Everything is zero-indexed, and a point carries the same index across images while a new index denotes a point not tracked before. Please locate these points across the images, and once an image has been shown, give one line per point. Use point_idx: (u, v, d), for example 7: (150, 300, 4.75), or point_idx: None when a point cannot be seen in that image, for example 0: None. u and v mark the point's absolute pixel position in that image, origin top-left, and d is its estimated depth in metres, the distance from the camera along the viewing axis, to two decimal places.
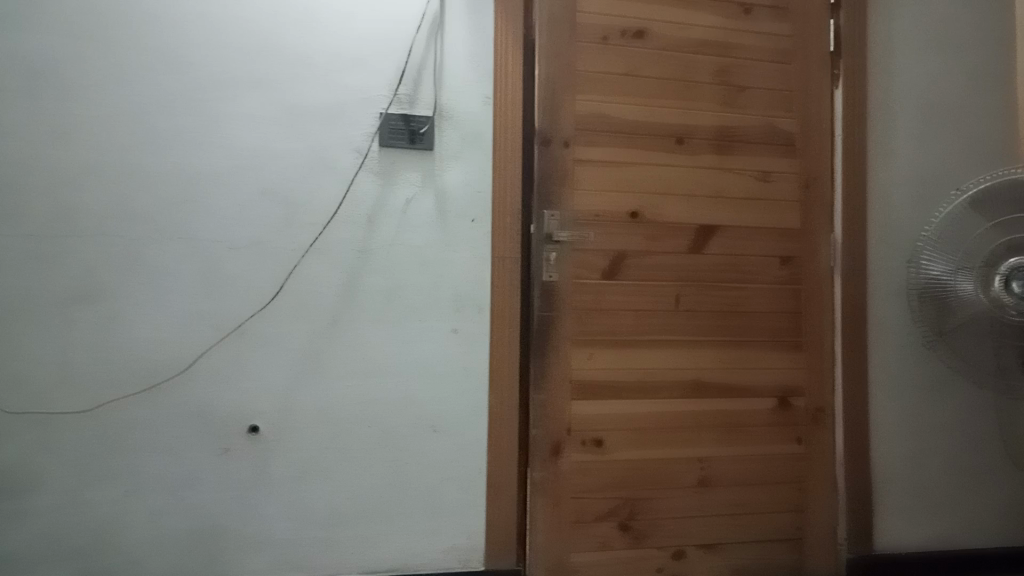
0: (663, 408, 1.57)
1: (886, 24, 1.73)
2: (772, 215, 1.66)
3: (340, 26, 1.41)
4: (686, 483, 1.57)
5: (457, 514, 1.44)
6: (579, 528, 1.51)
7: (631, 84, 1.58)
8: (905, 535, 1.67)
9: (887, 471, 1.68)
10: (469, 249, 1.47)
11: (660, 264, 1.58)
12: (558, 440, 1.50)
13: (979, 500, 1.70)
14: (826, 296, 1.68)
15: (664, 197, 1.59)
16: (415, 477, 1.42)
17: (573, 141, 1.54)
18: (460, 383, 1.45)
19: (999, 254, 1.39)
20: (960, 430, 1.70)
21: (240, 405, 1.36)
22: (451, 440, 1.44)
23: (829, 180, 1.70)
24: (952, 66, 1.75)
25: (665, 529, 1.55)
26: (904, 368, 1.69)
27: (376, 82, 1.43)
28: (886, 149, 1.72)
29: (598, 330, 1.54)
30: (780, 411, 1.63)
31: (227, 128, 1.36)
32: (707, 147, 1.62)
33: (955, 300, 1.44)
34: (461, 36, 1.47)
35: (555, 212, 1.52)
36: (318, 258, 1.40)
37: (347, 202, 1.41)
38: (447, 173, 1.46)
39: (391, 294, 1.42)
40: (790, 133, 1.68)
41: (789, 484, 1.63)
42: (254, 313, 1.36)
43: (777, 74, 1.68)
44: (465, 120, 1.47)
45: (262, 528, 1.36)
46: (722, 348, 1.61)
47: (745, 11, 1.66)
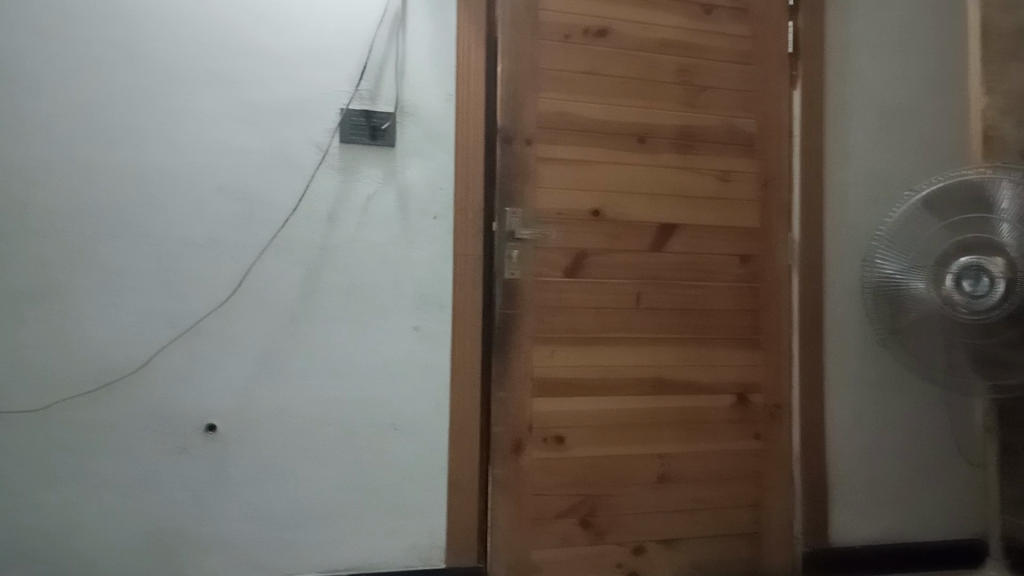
0: (624, 405, 1.58)
1: (842, 27, 1.76)
2: (731, 215, 1.68)
3: (301, 21, 1.40)
4: (646, 479, 1.58)
5: (419, 512, 1.44)
6: (540, 524, 1.51)
7: (593, 83, 1.58)
8: (860, 529, 1.70)
9: (841, 466, 1.70)
10: (431, 247, 1.46)
11: (621, 263, 1.59)
12: (520, 437, 1.51)
13: (930, 494, 1.73)
14: (784, 294, 1.71)
15: (626, 196, 1.60)
16: (377, 475, 1.42)
17: (536, 139, 1.54)
18: (421, 381, 1.45)
19: (949, 254, 1.42)
20: (913, 427, 1.74)
21: (198, 403, 1.34)
22: (413, 438, 1.44)
23: (787, 180, 1.72)
24: (906, 70, 1.79)
25: (625, 525, 1.56)
26: (858, 365, 1.73)
27: (337, 78, 1.42)
28: (842, 150, 1.75)
29: (560, 328, 1.55)
30: (738, 408, 1.65)
31: (185, 122, 1.34)
32: (668, 146, 1.64)
33: (907, 299, 1.48)
34: (422, 33, 1.47)
35: (518, 210, 1.52)
36: (278, 254, 1.38)
37: (307, 199, 1.40)
38: (409, 170, 1.46)
39: (351, 291, 1.42)
40: (749, 133, 1.70)
41: (747, 480, 1.66)
42: (211, 310, 1.35)
43: (737, 75, 1.69)
44: (427, 117, 1.47)
45: (221, 528, 1.34)
46: (683, 346, 1.63)
47: (706, 12, 1.67)
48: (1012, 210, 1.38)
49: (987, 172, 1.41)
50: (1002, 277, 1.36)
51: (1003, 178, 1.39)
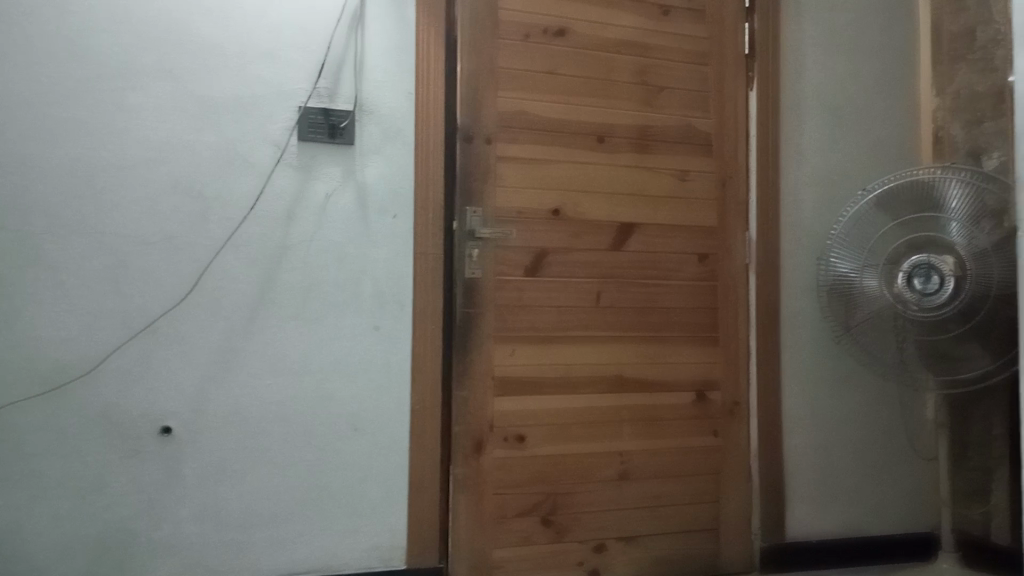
0: (584, 402, 1.59)
1: (797, 29, 1.78)
2: (689, 214, 1.69)
3: (255, 18, 1.38)
4: (606, 477, 1.59)
5: (380, 512, 1.43)
6: (501, 523, 1.51)
7: (553, 83, 1.59)
8: (817, 524, 1.73)
9: (798, 461, 1.73)
10: (390, 246, 1.46)
11: (580, 261, 1.60)
12: (480, 436, 1.51)
13: (883, 488, 1.77)
14: (741, 292, 1.73)
15: (586, 195, 1.61)
16: (337, 475, 1.41)
17: (495, 138, 1.54)
18: (380, 380, 1.44)
19: (900, 252, 1.45)
20: (867, 423, 1.77)
21: (153, 405, 1.32)
22: (373, 438, 1.43)
23: (744, 180, 1.75)
24: (858, 72, 1.82)
25: (585, 522, 1.57)
26: (814, 362, 1.75)
27: (294, 75, 1.41)
28: (798, 150, 1.77)
29: (520, 326, 1.55)
30: (696, 405, 1.67)
31: (138, 120, 1.32)
32: (627, 146, 1.65)
33: (860, 296, 1.50)
34: (381, 30, 1.46)
35: (478, 209, 1.52)
36: (236, 253, 1.37)
37: (264, 197, 1.38)
38: (368, 168, 1.45)
39: (309, 290, 1.40)
40: (706, 133, 1.72)
41: (705, 476, 1.67)
42: (167, 310, 1.33)
43: (695, 75, 1.71)
44: (386, 115, 1.46)
45: (177, 531, 1.32)
46: (642, 344, 1.64)
47: (664, 13, 1.69)
48: (961, 209, 1.41)
49: (937, 171, 1.43)
50: (952, 275, 1.39)
51: (953, 177, 1.41)
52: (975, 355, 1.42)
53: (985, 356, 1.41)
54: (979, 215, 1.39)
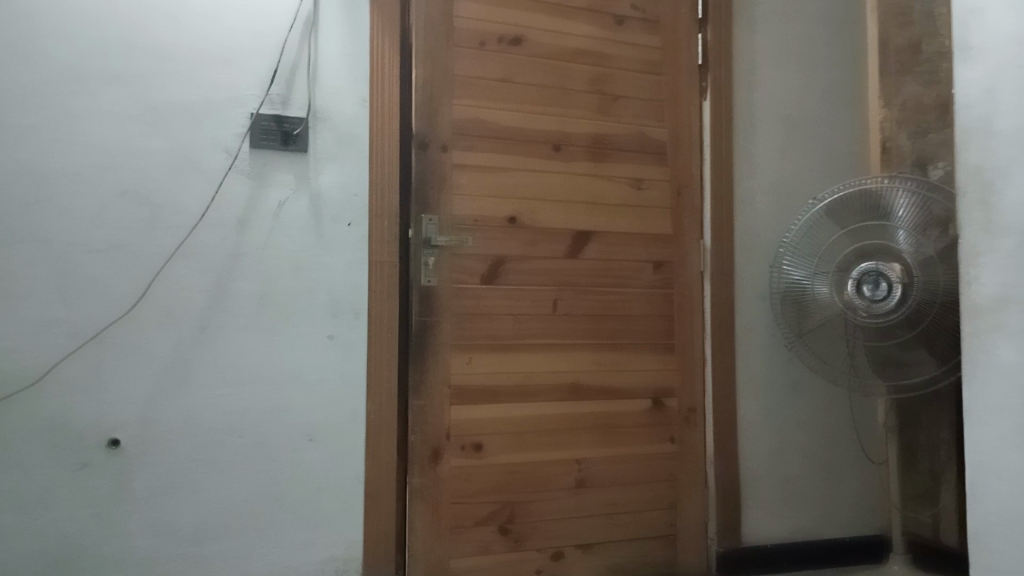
0: (542, 410, 1.59)
1: (750, 39, 1.81)
2: (645, 222, 1.71)
3: (208, 23, 1.37)
4: (564, 484, 1.59)
5: (335, 523, 1.41)
6: (459, 533, 1.50)
7: (508, 91, 1.59)
8: (772, 528, 1.74)
9: (753, 467, 1.75)
10: (345, 254, 1.44)
11: (537, 270, 1.60)
12: (437, 445, 1.50)
13: (835, 493, 1.79)
14: (697, 299, 1.75)
15: (542, 203, 1.61)
16: (291, 486, 1.39)
17: (451, 145, 1.54)
18: (336, 391, 1.42)
19: (849, 261, 1.48)
20: (820, 428, 1.80)
21: (100, 417, 1.28)
22: (328, 447, 1.41)
23: (698, 188, 1.77)
24: (809, 82, 1.85)
25: (543, 530, 1.57)
26: (769, 368, 1.77)
27: (246, 82, 1.39)
28: (750, 159, 1.80)
29: (477, 334, 1.55)
30: (653, 412, 1.68)
31: (85, 125, 1.29)
32: (582, 154, 1.66)
33: (812, 303, 1.53)
34: (335, 37, 1.45)
35: (434, 217, 1.52)
36: (186, 261, 1.34)
37: (215, 204, 1.36)
38: (322, 175, 1.43)
39: (262, 299, 1.38)
40: (661, 141, 1.73)
41: (662, 482, 1.69)
42: (115, 319, 1.29)
43: (649, 84, 1.73)
44: (341, 122, 1.45)
45: (127, 545, 1.29)
46: (600, 351, 1.65)
47: (619, 22, 1.71)
48: (908, 218, 1.44)
49: (884, 181, 1.46)
50: (900, 282, 1.42)
51: (898, 187, 1.45)
52: (922, 361, 1.44)
53: (931, 362, 1.43)
54: (925, 224, 1.42)
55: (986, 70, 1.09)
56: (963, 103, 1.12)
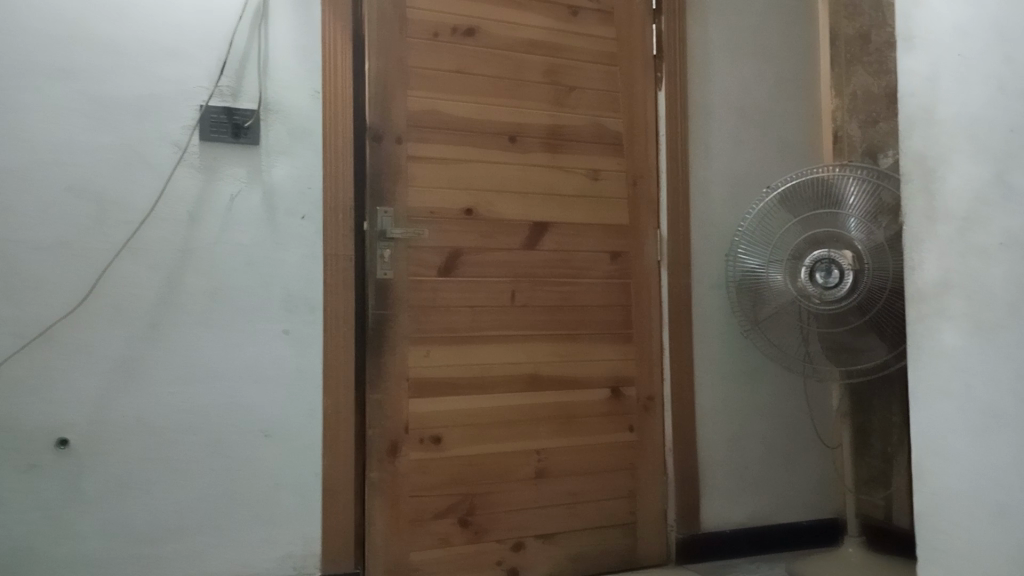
0: (501, 402, 1.59)
1: (703, 30, 1.82)
2: (602, 213, 1.71)
3: (154, 14, 1.34)
4: (523, 475, 1.60)
5: (293, 519, 1.40)
6: (419, 526, 1.50)
7: (463, 82, 1.59)
8: (730, 514, 1.77)
9: (710, 454, 1.76)
10: (300, 248, 1.43)
11: (494, 262, 1.60)
12: (396, 439, 1.49)
13: (791, 478, 1.82)
14: (654, 289, 1.76)
15: (499, 195, 1.61)
16: (248, 484, 1.37)
17: (406, 137, 1.53)
18: (292, 386, 1.41)
19: (802, 248, 1.50)
20: (775, 414, 1.82)
21: (48, 417, 1.25)
22: (285, 444, 1.40)
23: (654, 179, 1.78)
24: (762, 73, 1.87)
25: (504, 522, 1.57)
26: (725, 356, 1.79)
27: (195, 73, 1.36)
28: (705, 149, 1.81)
29: (435, 327, 1.54)
30: (612, 401, 1.69)
31: (27, 118, 1.25)
32: (538, 146, 1.66)
33: (767, 290, 1.56)
34: (285, 28, 1.43)
35: (389, 209, 1.51)
36: (136, 257, 1.31)
37: (165, 198, 1.34)
38: (274, 168, 1.41)
39: (215, 295, 1.36)
40: (616, 132, 1.74)
41: (621, 471, 1.70)
42: (62, 316, 1.26)
43: (604, 75, 1.73)
44: (293, 115, 1.43)
45: (79, 546, 1.26)
46: (557, 342, 1.65)
47: (573, 13, 1.71)
48: (859, 205, 1.46)
49: (836, 169, 1.48)
50: (851, 268, 1.44)
51: (850, 175, 1.47)
52: (873, 347, 1.48)
53: (882, 346, 1.47)
54: (875, 211, 1.45)
55: (928, 59, 1.11)
56: (905, 91, 1.14)
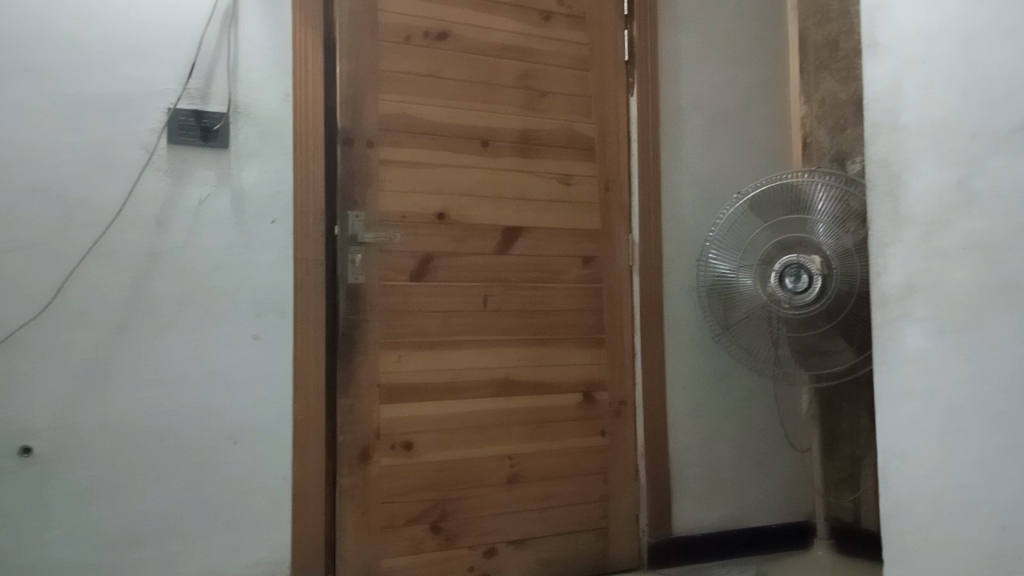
0: (473, 407, 1.58)
1: (674, 36, 1.84)
2: (574, 218, 1.72)
3: (121, 14, 1.32)
4: (495, 480, 1.59)
5: (262, 526, 1.38)
6: (390, 532, 1.49)
7: (435, 86, 1.58)
8: (701, 518, 1.77)
9: (681, 458, 1.77)
10: (270, 252, 1.41)
11: (466, 266, 1.60)
12: (367, 445, 1.48)
13: (762, 481, 1.83)
14: (626, 294, 1.76)
15: (471, 199, 1.61)
16: (216, 490, 1.35)
17: (377, 141, 1.52)
18: (261, 391, 1.39)
19: (771, 253, 1.52)
20: (746, 418, 1.83)
21: (12, 424, 1.22)
22: (254, 449, 1.38)
23: (626, 183, 1.78)
24: (733, 79, 1.89)
25: (476, 527, 1.57)
26: (696, 360, 1.80)
27: (164, 75, 1.34)
28: (677, 154, 1.82)
29: (406, 332, 1.54)
30: (584, 405, 1.70)
31: None
32: (510, 150, 1.66)
33: (738, 295, 1.57)
34: (256, 30, 1.42)
35: (361, 213, 1.50)
36: (102, 261, 1.29)
37: (132, 202, 1.32)
38: (244, 171, 1.40)
39: (184, 299, 1.34)
40: (588, 137, 1.75)
41: (593, 475, 1.70)
42: (27, 321, 1.24)
43: (576, 80, 1.74)
44: (263, 117, 1.42)
45: (42, 555, 1.24)
46: (529, 346, 1.65)
47: (545, 18, 1.71)
48: (827, 210, 1.48)
49: (805, 175, 1.51)
50: (820, 273, 1.45)
51: (818, 181, 1.49)
52: (841, 350, 1.49)
53: (850, 350, 1.48)
54: (843, 217, 1.46)
55: (892, 65, 1.12)
56: (870, 98, 1.16)
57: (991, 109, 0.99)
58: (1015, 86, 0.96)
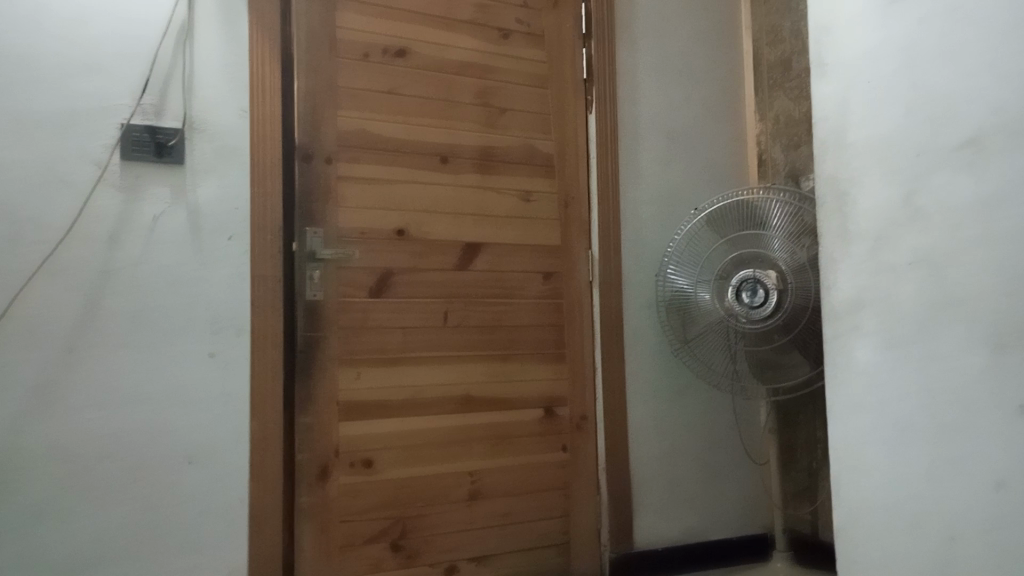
0: (434, 423, 1.58)
1: (631, 54, 1.86)
2: (534, 234, 1.73)
3: (73, 29, 1.30)
4: (456, 497, 1.59)
5: (217, 548, 1.35)
6: (350, 551, 1.48)
7: (394, 102, 1.58)
8: (662, 532, 1.78)
9: (642, 472, 1.78)
10: (226, 268, 1.40)
11: (426, 282, 1.59)
12: (326, 463, 1.47)
13: (722, 495, 1.85)
14: (587, 309, 1.77)
15: (431, 215, 1.61)
16: (170, 512, 1.32)
17: (336, 157, 1.52)
18: (217, 411, 1.37)
19: (728, 269, 1.54)
20: (706, 432, 1.85)
21: None
22: (209, 469, 1.36)
23: (585, 200, 1.80)
24: (689, 97, 1.92)
25: (437, 545, 1.56)
26: (656, 374, 1.82)
27: (117, 90, 1.33)
28: (635, 171, 1.84)
29: (366, 348, 1.53)
30: (545, 420, 1.70)
31: None
32: (470, 166, 1.66)
33: (696, 310, 1.59)
34: (212, 45, 1.41)
35: (319, 230, 1.49)
36: (53, 278, 1.27)
37: (84, 218, 1.29)
38: (200, 188, 1.38)
39: (137, 317, 1.32)
40: (548, 154, 1.76)
41: (554, 490, 1.70)
42: None
43: (534, 97, 1.75)
44: (219, 133, 1.40)
45: None
46: (489, 362, 1.65)
47: (504, 36, 1.72)
48: (782, 226, 1.51)
49: (760, 192, 1.53)
50: (775, 288, 1.47)
51: (773, 198, 1.52)
52: (797, 364, 1.53)
53: (805, 364, 1.52)
54: (798, 232, 1.49)
55: (840, 85, 1.15)
56: (819, 118, 1.19)
57: (933, 129, 1.01)
58: (954, 106, 0.98)
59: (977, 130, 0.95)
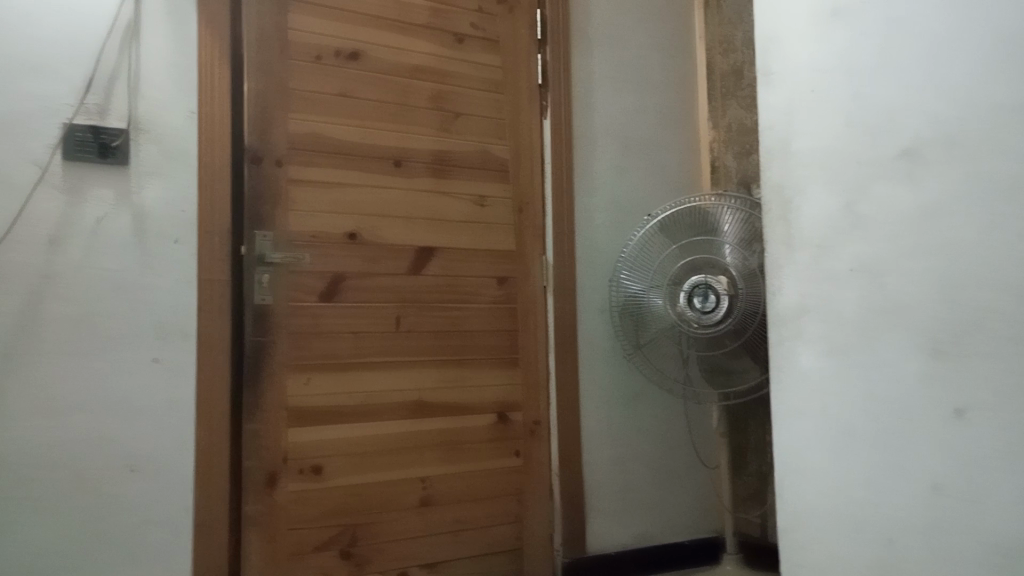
0: (385, 429, 1.56)
1: (585, 62, 1.87)
2: (488, 239, 1.72)
3: (14, 25, 1.26)
4: (408, 503, 1.57)
5: (161, 557, 1.32)
6: (299, 559, 1.45)
7: (347, 105, 1.57)
8: (613, 537, 1.78)
9: (594, 477, 1.79)
10: (173, 272, 1.37)
11: (379, 286, 1.58)
12: (274, 469, 1.44)
13: (673, 499, 1.87)
14: (540, 314, 1.77)
15: (384, 220, 1.60)
16: (112, 521, 1.29)
17: (286, 160, 1.50)
18: (163, 417, 1.34)
19: (680, 273, 1.55)
20: (657, 436, 1.86)
21: None
22: (153, 477, 1.32)
23: (539, 205, 1.80)
24: (643, 104, 1.94)
25: (388, 552, 1.54)
26: (608, 379, 1.82)
27: (60, 89, 1.29)
28: (588, 176, 1.85)
29: (316, 354, 1.51)
30: (498, 426, 1.70)
31: None
32: (423, 171, 1.65)
33: (649, 314, 1.60)
34: (159, 44, 1.38)
35: (269, 233, 1.47)
36: None
37: (23, 220, 1.25)
38: (145, 189, 1.35)
39: (79, 322, 1.29)
40: (502, 159, 1.76)
41: (507, 496, 1.70)
42: None
43: (489, 102, 1.75)
44: (166, 134, 1.37)
45: None
46: (441, 368, 1.64)
47: (458, 40, 1.72)
48: (733, 232, 1.53)
49: (712, 199, 1.56)
50: (726, 293, 1.49)
51: (725, 205, 1.55)
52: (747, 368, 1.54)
53: (755, 368, 1.53)
54: (748, 238, 1.52)
55: (786, 95, 1.17)
56: (765, 126, 1.20)
57: (874, 140, 1.03)
58: (894, 116, 1.00)
59: (916, 140, 0.97)
